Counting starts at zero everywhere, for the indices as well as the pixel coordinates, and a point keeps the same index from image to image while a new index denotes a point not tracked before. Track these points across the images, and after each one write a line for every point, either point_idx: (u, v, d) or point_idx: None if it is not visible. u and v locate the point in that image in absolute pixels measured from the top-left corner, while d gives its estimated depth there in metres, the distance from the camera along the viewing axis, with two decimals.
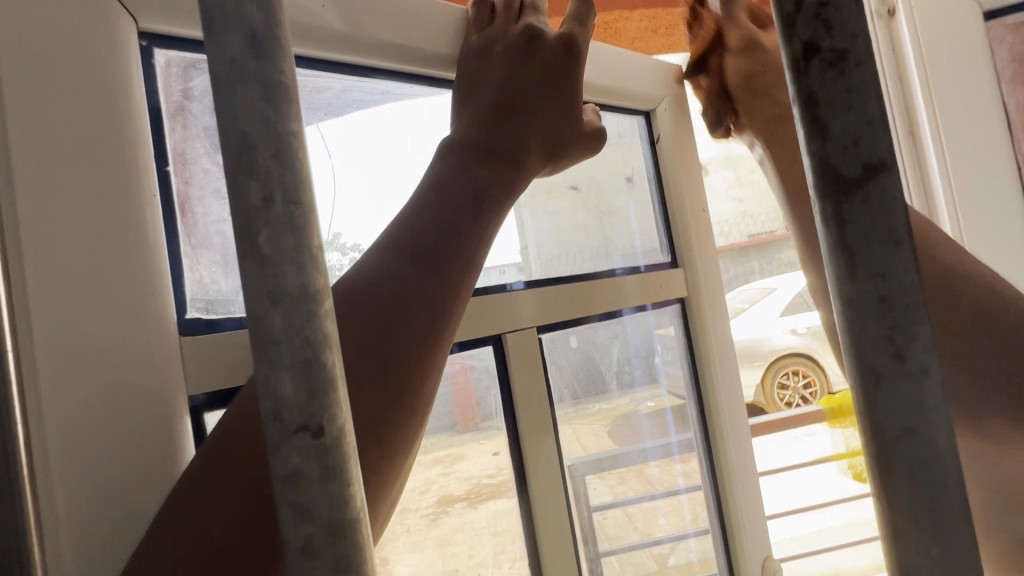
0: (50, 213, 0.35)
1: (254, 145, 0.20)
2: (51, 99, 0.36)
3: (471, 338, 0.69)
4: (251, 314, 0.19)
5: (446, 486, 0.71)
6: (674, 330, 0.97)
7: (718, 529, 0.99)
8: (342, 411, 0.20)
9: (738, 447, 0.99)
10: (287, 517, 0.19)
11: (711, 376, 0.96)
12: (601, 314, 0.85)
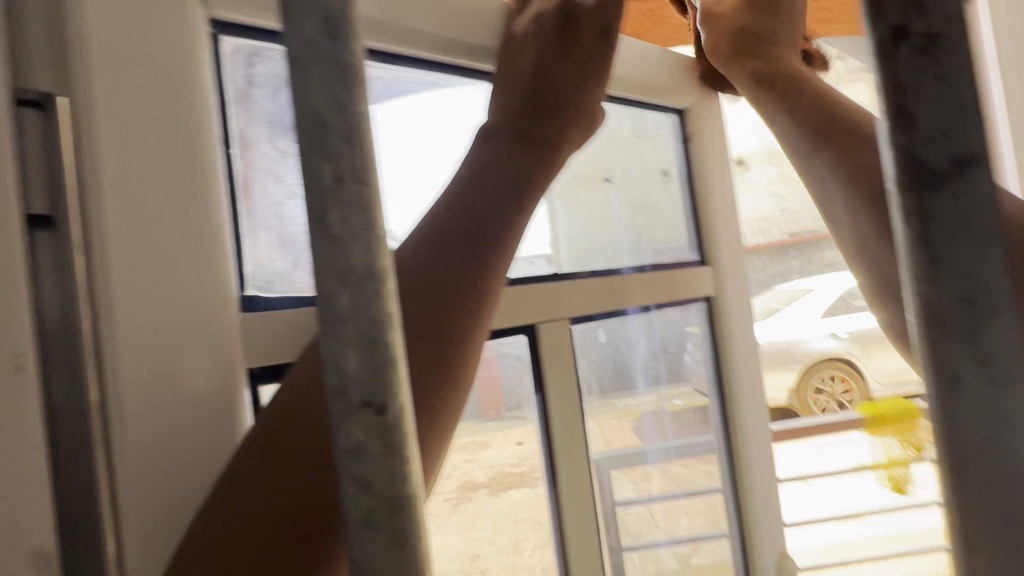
0: (129, 195, 0.37)
1: (328, 127, 0.20)
2: (132, 87, 0.38)
3: (502, 328, 0.67)
4: (321, 291, 0.20)
5: (470, 472, 0.73)
6: (699, 328, 0.94)
7: (736, 533, 0.96)
8: (402, 388, 0.21)
9: (760, 450, 0.94)
10: (348, 490, 0.20)
11: (734, 373, 0.92)
12: (604, 314, 0.79)
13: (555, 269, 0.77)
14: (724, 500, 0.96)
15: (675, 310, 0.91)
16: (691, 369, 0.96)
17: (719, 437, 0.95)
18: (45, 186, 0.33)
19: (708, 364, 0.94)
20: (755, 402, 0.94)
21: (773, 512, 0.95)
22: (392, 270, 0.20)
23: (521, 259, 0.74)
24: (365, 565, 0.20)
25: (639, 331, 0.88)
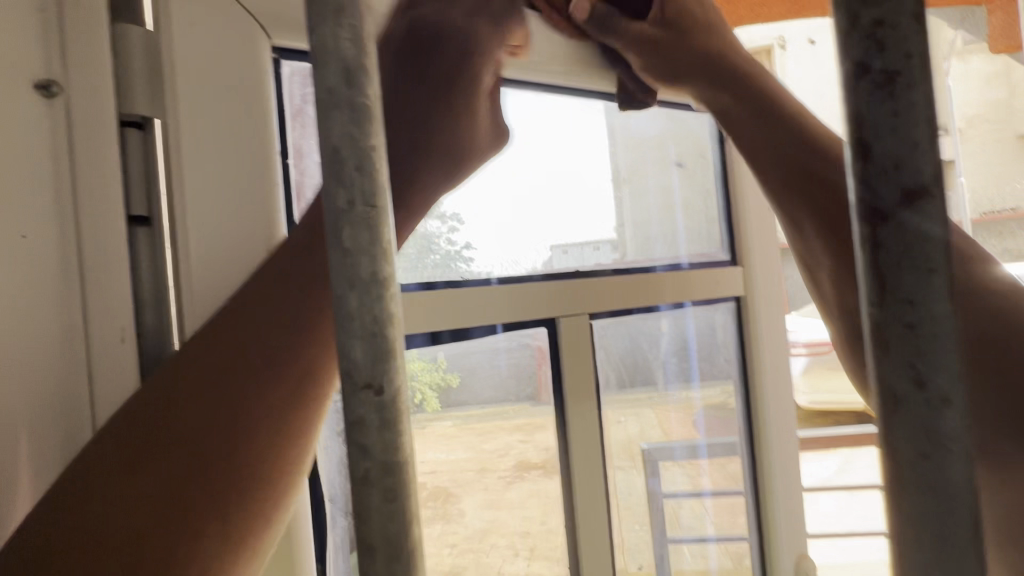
0: (204, 209, 0.42)
1: (343, 158, 0.25)
2: (210, 111, 0.42)
3: (531, 320, 0.71)
4: (334, 293, 0.25)
5: (525, 453, 0.76)
6: (727, 328, 0.95)
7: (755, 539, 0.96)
8: (399, 375, 0.25)
9: (783, 456, 0.96)
10: (353, 454, 0.25)
11: (760, 378, 0.94)
12: (639, 309, 0.82)
13: (618, 256, 0.82)
14: (745, 500, 0.97)
15: (703, 310, 0.92)
16: (720, 368, 0.96)
17: (743, 441, 0.96)
18: (144, 193, 0.41)
19: (736, 364, 0.95)
20: (781, 401, 0.97)
21: (791, 514, 0.97)
22: (394, 275, 0.25)
23: (586, 245, 0.80)
24: (365, 514, 0.25)
25: (665, 325, 0.89)
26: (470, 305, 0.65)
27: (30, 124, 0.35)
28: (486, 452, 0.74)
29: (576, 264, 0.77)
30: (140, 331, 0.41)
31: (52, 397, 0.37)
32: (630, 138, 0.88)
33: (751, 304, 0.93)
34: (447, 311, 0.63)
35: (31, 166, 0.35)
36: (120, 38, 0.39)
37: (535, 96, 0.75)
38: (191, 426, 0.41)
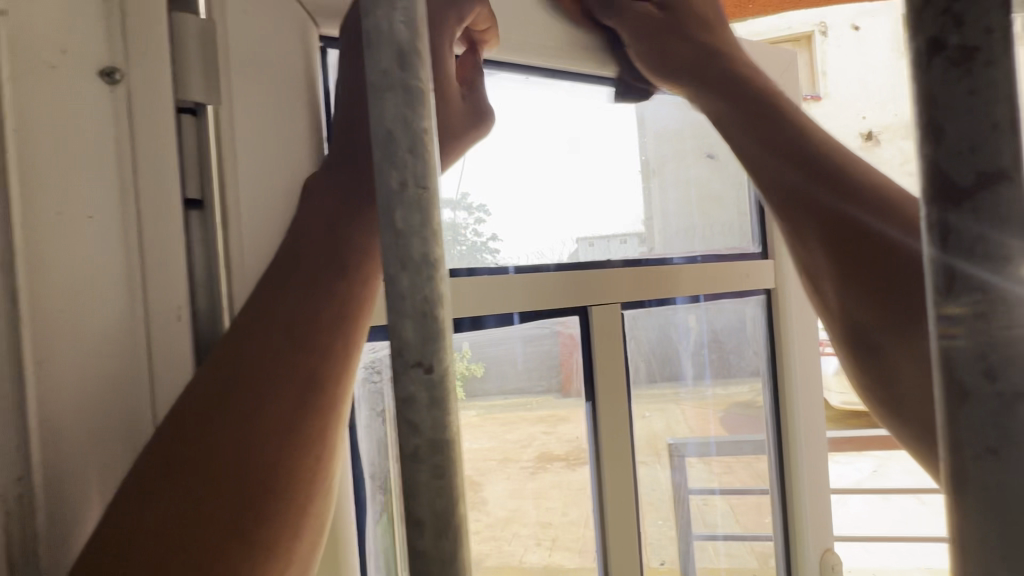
0: (256, 194, 0.42)
1: (396, 141, 0.25)
2: (263, 97, 0.43)
3: (562, 309, 0.71)
4: (387, 274, 0.25)
5: (547, 444, 0.77)
6: (755, 321, 0.92)
7: (781, 541, 0.92)
8: (450, 355, 0.26)
9: (812, 455, 0.92)
10: (403, 431, 0.25)
11: (789, 371, 0.90)
12: (655, 302, 0.79)
13: (644, 249, 0.81)
14: (770, 499, 0.94)
15: (731, 302, 0.90)
16: (746, 363, 0.93)
17: (771, 439, 0.92)
18: (197, 176, 0.40)
19: (764, 357, 0.92)
20: (810, 398, 0.93)
21: (819, 514, 0.93)
22: (444, 256, 0.25)
23: (614, 238, 0.79)
24: (414, 489, 0.25)
25: (694, 317, 0.88)
26: (499, 293, 0.64)
27: (91, 106, 0.35)
28: (509, 442, 0.76)
29: (603, 255, 0.77)
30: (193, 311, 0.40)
31: (109, 381, 0.35)
32: (665, 128, 0.86)
33: (781, 299, 0.90)
34: (478, 299, 0.62)
35: (91, 149, 0.35)
36: (175, 22, 0.39)
37: (572, 87, 0.75)
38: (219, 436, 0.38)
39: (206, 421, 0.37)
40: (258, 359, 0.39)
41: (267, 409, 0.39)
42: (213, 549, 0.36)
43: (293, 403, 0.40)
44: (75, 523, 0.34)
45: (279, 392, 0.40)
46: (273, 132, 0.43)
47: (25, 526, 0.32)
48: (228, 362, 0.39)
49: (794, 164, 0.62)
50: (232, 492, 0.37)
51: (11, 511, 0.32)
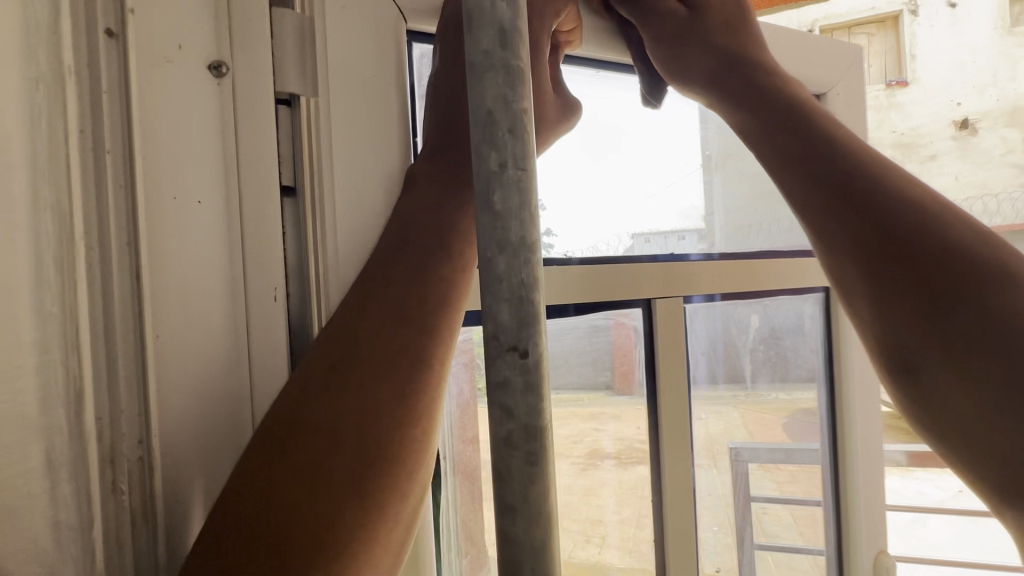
0: (349, 184, 0.44)
1: (496, 121, 0.25)
2: (353, 88, 0.44)
3: (621, 300, 0.69)
4: (482, 256, 0.25)
5: (599, 441, 0.75)
6: (814, 320, 0.86)
7: (833, 555, 0.88)
8: (543, 339, 0.25)
9: (871, 468, 0.85)
10: (495, 415, 0.25)
11: (845, 375, 0.83)
12: (701, 298, 0.76)
13: (705, 244, 0.79)
14: (825, 511, 0.88)
15: (789, 298, 0.84)
16: (807, 362, 0.87)
17: (825, 447, 0.87)
18: (291, 164, 0.42)
19: (822, 358, 0.86)
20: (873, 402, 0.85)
21: (879, 527, 0.86)
22: (540, 240, 0.25)
23: (671, 234, 0.76)
24: (505, 474, 0.25)
25: (750, 312, 0.83)
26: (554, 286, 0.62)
27: (201, 94, 0.37)
28: (561, 437, 0.73)
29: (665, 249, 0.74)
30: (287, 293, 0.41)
31: (214, 353, 0.37)
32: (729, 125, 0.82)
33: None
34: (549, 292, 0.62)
35: (200, 138, 0.37)
36: (275, 16, 0.41)
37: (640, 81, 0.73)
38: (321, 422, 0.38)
39: (310, 408, 0.38)
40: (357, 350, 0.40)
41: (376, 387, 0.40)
42: (327, 526, 0.36)
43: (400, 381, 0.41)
44: (186, 501, 0.35)
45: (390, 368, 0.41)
46: (360, 124, 0.45)
47: (143, 487, 0.32)
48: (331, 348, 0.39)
49: (833, 190, 0.46)
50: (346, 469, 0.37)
51: (132, 472, 0.31)
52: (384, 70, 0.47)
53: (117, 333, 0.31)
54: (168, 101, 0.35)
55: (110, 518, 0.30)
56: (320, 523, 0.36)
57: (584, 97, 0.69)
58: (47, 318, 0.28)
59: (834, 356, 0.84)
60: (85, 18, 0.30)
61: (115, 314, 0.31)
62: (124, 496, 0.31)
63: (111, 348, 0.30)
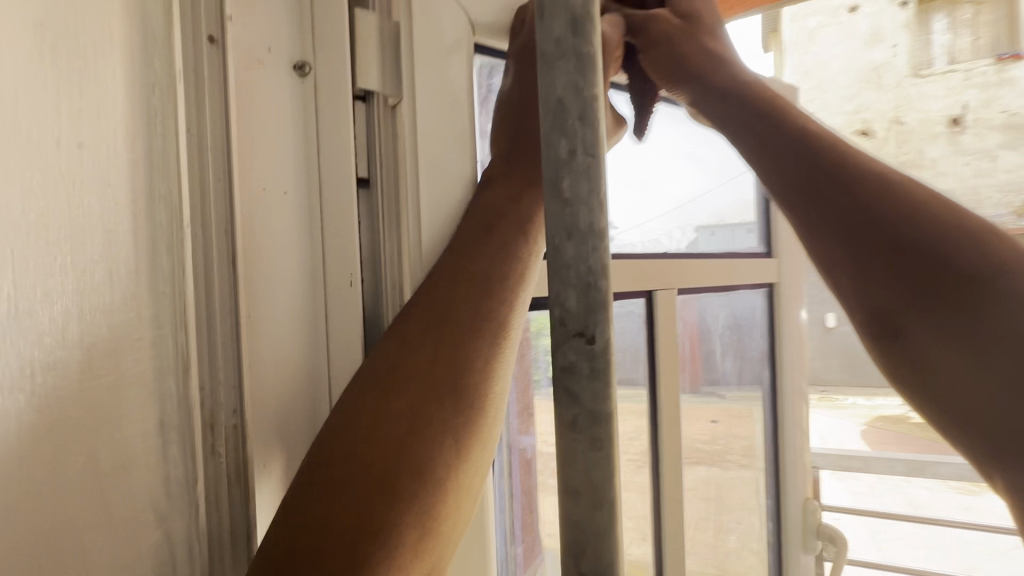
0: (419, 178, 0.46)
1: (566, 109, 0.25)
2: (424, 87, 0.46)
3: (655, 293, 0.74)
4: (550, 243, 0.25)
5: (652, 437, 0.75)
6: (759, 311, 0.99)
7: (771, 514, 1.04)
8: (610, 326, 0.25)
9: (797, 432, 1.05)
10: (561, 399, 0.25)
11: (782, 354, 1.01)
12: (714, 289, 0.87)
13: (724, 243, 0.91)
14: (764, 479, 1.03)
15: (743, 293, 0.95)
16: (756, 344, 1.00)
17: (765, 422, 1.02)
18: (366, 159, 0.44)
19: (763, 343, 1.01)
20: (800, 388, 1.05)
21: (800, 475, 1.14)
22: (610, 228, 0.25)
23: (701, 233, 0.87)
24: (570, 457, 0.25)
25: (720, 305, 0.89)
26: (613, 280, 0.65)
27: (286, 95, 0.40)
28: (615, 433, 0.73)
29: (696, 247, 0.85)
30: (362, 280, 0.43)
31: (296, 332, 0.40)
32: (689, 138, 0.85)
33: (780, 292, 1.00)
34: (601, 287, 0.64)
35: (286, 135, 0.40)
36: (355, 18, 0.43)
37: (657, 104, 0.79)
38: (392, 410, 0.38)
39: (386, 392, 0.39)
40: (430, 337, 0.41)
41: (467, 344, 0.42)
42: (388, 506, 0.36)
43: (487, 342, 0.42)
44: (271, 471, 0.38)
45: (479, 327, 0.42)
46: (431, 117, 0.46)
47: (238, 454, 0.35)
48: (408, 335, 0.40)
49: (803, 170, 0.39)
50: (405, 453, 0.38)
51: (229, 439, 0.34)
52: (451, 69, 0.48)
53: (218, 312, 0.34)
54: (258, 101, 0.38)
55: (210, 478, 0.33)
56: (409, 463, 0.38)
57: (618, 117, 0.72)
58: (162, 296, 0.32)
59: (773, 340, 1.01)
60: (193, 26, 0.33)
61: (216, 295, 0.34)
62: (221, 461, 0.34)
63: (212, 327, 0.34)
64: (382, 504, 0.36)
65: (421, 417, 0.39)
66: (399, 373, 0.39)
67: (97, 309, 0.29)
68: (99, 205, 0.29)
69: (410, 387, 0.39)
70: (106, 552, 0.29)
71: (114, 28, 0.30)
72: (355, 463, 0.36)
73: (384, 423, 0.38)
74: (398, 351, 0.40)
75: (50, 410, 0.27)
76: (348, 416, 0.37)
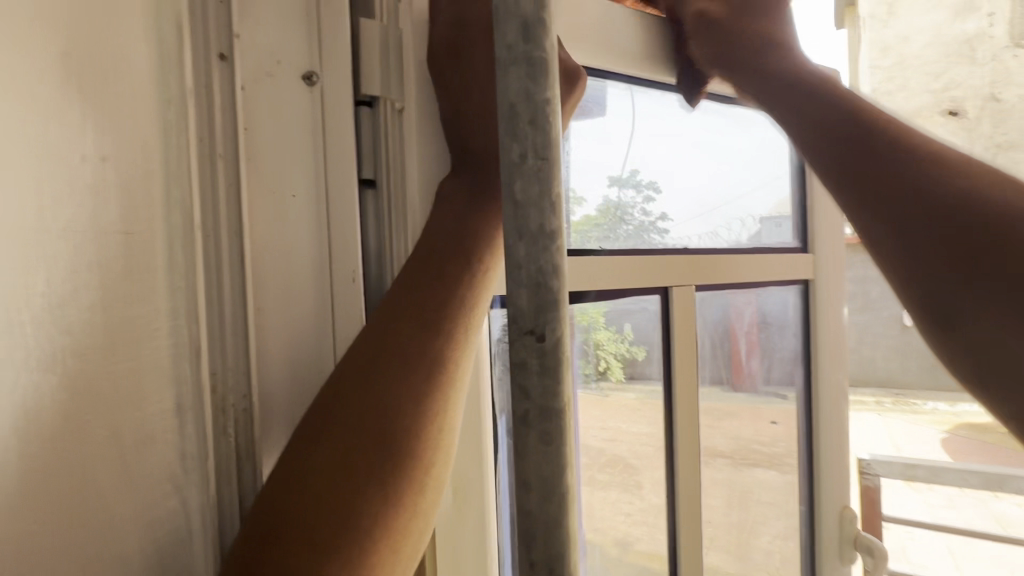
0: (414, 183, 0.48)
1: (517, 113, 0.25)
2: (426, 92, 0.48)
3: (645, 288, 0.82)
4: (504, 244, 0.26)
5: None
6: (795, 310, 1.07)
7: (807, 505, 1.11)
8: (562, 325, 0.26)
9: (833, 430, 1.11)
10: (514, 395, 0.26)
11: (819, 352, 1.07)
12: (750, 284, 0.97)
13: (732, 240, 0.95)
14: (800, 471, 1.11)
15: (776, 291, 1.04)
16: (788, 343, 1.07)
17: (802, 416, 1.10)
18: (372, 162, 0.47)
19: (800, 340, 1.08)
20: (835, 382, 1.10)
21: (839, 487, 1.13)
22: (560, 229, 0.26)
23: (705, 233, 0.91)
24: (522, 451, 0.26)
25: (749, 301, 0.99)
26: (593, 273, 0.75)
27: (297, 102, 0.43)
28: None
29: (697, 244, 0.90)
30: (365, 278, 0.47)
31: (307, 325, 0.43)
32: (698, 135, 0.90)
33: (816, 290, 1.06)
34: (580, 275, 0.73)
35: (294, 141, 0.43)
36: (361, 28, 0.45)
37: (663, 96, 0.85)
38: (328, 450, 0.40)
39: (326, 433, 0.40)
40: (368, 376, 0.42)
41: (402, 395, 0.42)
42: (333, 542, 0.38)
43: (423, 390, 0.43)
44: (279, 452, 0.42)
45: (420, 375, 0.43)
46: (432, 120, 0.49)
47: (248, 433, 0.39)
48: (346, 377, 0.42)
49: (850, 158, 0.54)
50: (346, 489, 0.39)
51: (239, 421, 0.38)
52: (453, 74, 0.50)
53: (227, 305, 0.37)
54: (270, 111, 0.41)
55: (222, 455, 0.37)
56: (350, 500, 0.39)
57: (618, 108, 0.80)
58: (177, 290, 0.35)
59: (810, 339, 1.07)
60: (204, 46, 0.36)
61: (225, 289, 0.37)
62: (231, 440, 0.38)
63: (222, 317, 0.37)
64: (327, 542, 0.38)
65: (366, 466, 0.40)
66: (334, 414, 0.40)
67: (118, 301, 0.33)
68: (117, 209, 0.33)
69: (344, 427, 0.40)
70: (127, 518, 0.33)
71: (130, 54, 0.33)
72: (295, 502, 0.38)
73: (319, 463, 0.39)
74: (334, 393, 0.41)
75: (75, 393, 0.31)
76: (288, 460, 0.39)
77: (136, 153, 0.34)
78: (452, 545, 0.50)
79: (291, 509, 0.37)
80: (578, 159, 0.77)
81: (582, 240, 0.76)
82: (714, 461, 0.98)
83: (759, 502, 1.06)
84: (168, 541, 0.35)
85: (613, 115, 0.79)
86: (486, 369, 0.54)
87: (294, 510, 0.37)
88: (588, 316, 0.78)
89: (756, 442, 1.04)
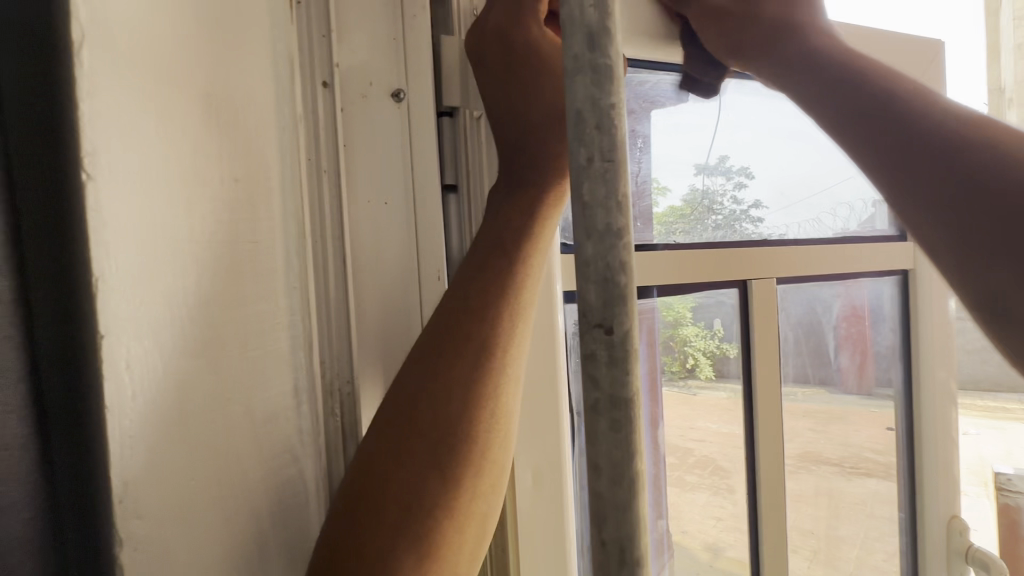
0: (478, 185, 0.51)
1: (583, 118, 0.27)
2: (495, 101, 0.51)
3: (720, 282, 0.79)
4: (574, 241, 0.28)
5: None
6: (891, 301, 0.97)
7: (908, 514, 1.02)
8: (630, 318, 0.27)
9: (943, 435, 0.98)
10: (585, 382, 0.28)
11: (920, 349, 0.97)
12: (836, 276, 0.90)
13: (826, 229, 0.88)
14: (900, 478, 1.01)
15: (869, 282, 0.95)
16: (884, 338, 0.98)
17: (901, 419, 1.00)
18: (454, 169, 0.51)
19: (898, 335, 0.98)
20: (942, 382, 0.98)
21: (950, 498, 0.99)
22: (627, 226, 0.27)
23: (802, 222, 0.86)
24: (593, 437, 0.28)
25: (834, 294, 0.91)
26: (663, 269, 0.73)
27: (388, 118, 0.47)
28: None
29: (789, 233, 0.85)
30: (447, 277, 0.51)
31: (401, 323, 0.49)
32: (785, 118, 0.85)
33: (916, 280, 0.96)
34: (649, 272, 0.72)
35: (385, 152, 0.47)
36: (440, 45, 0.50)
37: (743, 81, 0.81)
38: (383, 446, 0.43)
39: (383, 431, 0.43)
40: (421, 379, 0.44)
41: (452, 394, 0.44)
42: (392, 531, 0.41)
43: (470, 391, 0.45)
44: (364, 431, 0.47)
45: (471, 376, 0.45)
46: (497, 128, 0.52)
47: (350, 413, 0.46)
48: (405, 380, 0.44)
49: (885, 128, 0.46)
50: (398, 483, 0.42)
51: (344, 401, 0.45)
52: None
53: (331, 297, 0.44)
54: (368, 127, 0.47)
55: (330, 430, 0.45)
56: (406, 493, 0.42)
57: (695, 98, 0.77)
58: (293, 290, 0.42)
59: (911, 334, 0.97)
60: (312, 76, 0.43)
61: (330, 287, 0.44)
62: (337, 419, 0.45)
63: (328, 310, 0.44)
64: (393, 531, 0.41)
65: (423, 462, 0.43)
66: (388, 411, 0.43)
67: (248, 300, 0.39)
68: (249, 222, 0.39)
69: (401, 426, 0.43)
70: (257, 483, 0.39)
71: (258, 91, 0.40)
72: (359, 492, 0.41)
73: (379, 456, 0.42)
74: (395, 394, 0.44)
75: (223, 374, 0.37)
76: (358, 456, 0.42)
77: (261, 172, 0.40)
78: (525, 529, 0.52)
79: (359, 499, 0.41)
80: (658, 151, 0.76)
81: (661, 234, 0.75)
82: (821, 466, 0.93)
83: (873, 516, 1.00)
84: (292, 501, 0.41)
85: (691, 105, 0.77)
86: (563, 363, 0.56)
87: (362, 500, 0.41)
88: (674, 311, 0.78)
89: (869, 450, 0.98)
